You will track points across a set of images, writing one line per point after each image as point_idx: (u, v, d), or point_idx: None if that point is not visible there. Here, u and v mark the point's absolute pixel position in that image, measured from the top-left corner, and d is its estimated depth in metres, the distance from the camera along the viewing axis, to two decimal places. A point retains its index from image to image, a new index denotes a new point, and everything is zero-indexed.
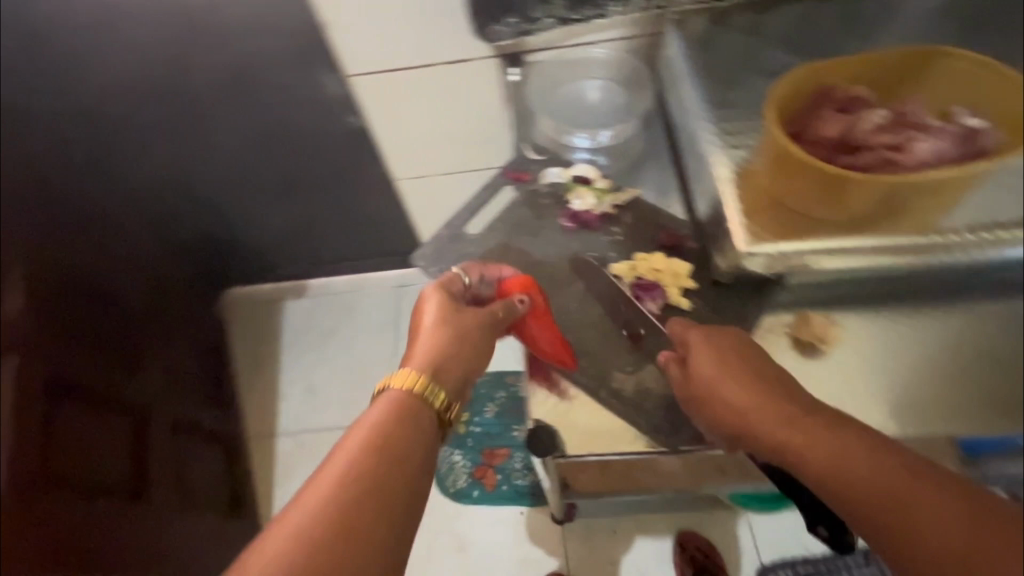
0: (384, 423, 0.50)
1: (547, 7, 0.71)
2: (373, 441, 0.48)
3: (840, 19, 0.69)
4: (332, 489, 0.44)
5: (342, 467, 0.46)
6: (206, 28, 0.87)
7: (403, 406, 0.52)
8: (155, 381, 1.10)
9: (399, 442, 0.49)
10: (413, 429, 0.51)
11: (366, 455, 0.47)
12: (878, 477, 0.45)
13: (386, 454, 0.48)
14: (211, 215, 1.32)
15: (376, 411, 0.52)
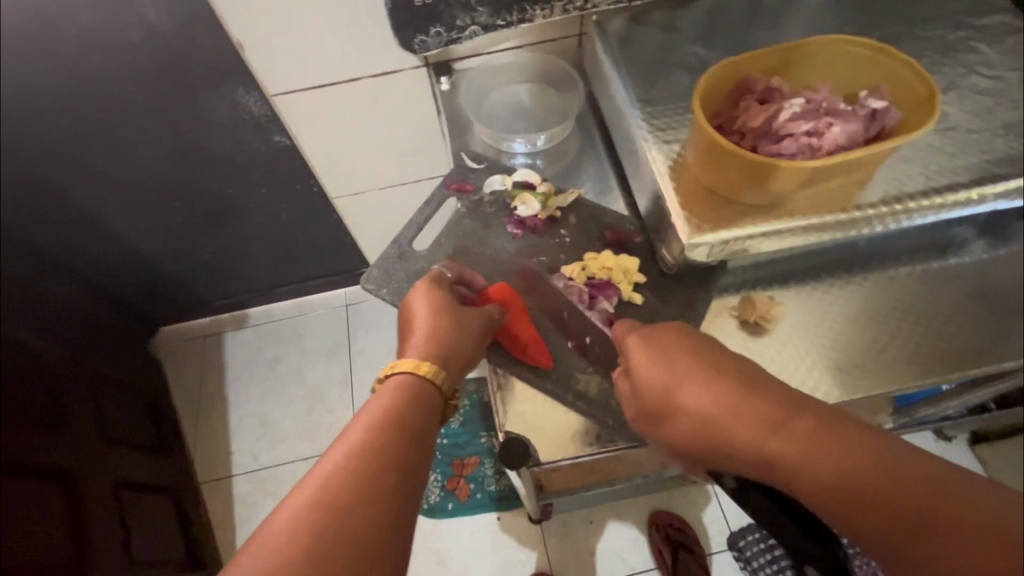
0: (377, 422, 0.46)
1: (472, 14, 0.68)
2: (366, 441, 0.44)
3: (743, 16, 0.74)
4: (318, 496, 0.40)
5: (330, 472, 0.42)
6: (106, 52, 0.82)
7: (414, 391, 0.50)
8: (85, 432, 1.02)
9: (393, 441, 0.45)
10: (411, 426, 0.47)
11: (357, 457, 0.43)
12: (871, 483, 0.39)
13: (379, 456, 0.43)
14: (130, 251, 1.24)
15: (380, 401, 0.49)
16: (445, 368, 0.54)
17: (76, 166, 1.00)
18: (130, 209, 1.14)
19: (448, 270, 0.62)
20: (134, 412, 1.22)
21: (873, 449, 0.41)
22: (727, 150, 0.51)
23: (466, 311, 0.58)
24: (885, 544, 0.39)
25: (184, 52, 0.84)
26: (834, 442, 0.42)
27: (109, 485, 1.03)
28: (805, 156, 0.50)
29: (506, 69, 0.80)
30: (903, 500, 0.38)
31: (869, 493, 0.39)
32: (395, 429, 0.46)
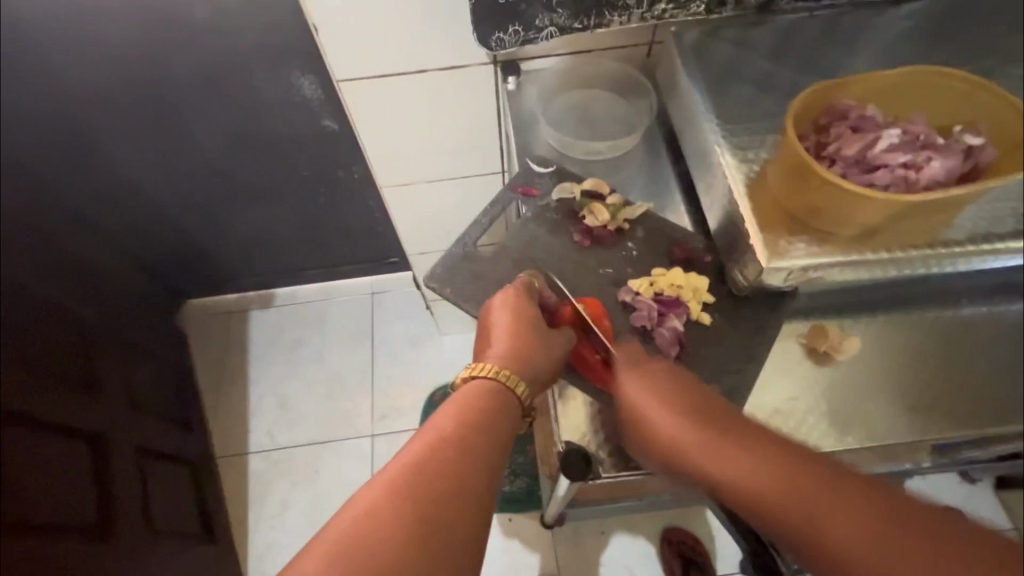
0: (460, 422, 0.50)
1: (552, 15, 0.68)
2: (451, 438, 0.49)
3: (822, 38, 0.73)
4: (407, 482, 0.45)
5: (419, 462, 0.47)
6: (174, 25, 0.84)
7: (494, 401, 0.53)
8: (114, 399, 1.03)
9: (473, 443, 0.49)
10: (489, 431, 0.51)
11: (441, 453, 0.48)
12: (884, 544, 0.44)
13: (461, 455, 0.48)
14: (169, 222, 1.26)
15: (463, 407, 0.52)
16: (527, 379, 0.55)
17: (126, 131, 1.01)
18: (170, 182, 1.15)
19: (535, 279, 0.61)
20: (161, 381, 1.23)
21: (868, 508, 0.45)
22: (818, 176, 0.50)
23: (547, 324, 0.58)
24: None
25: (248, 29, 0.85)
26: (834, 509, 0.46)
27: (134, 453, 1.05)
28: (900, 188, 0.49)
29: (577, 70, 0.78)
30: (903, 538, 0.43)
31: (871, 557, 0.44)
32: (476, 432, 0.50)
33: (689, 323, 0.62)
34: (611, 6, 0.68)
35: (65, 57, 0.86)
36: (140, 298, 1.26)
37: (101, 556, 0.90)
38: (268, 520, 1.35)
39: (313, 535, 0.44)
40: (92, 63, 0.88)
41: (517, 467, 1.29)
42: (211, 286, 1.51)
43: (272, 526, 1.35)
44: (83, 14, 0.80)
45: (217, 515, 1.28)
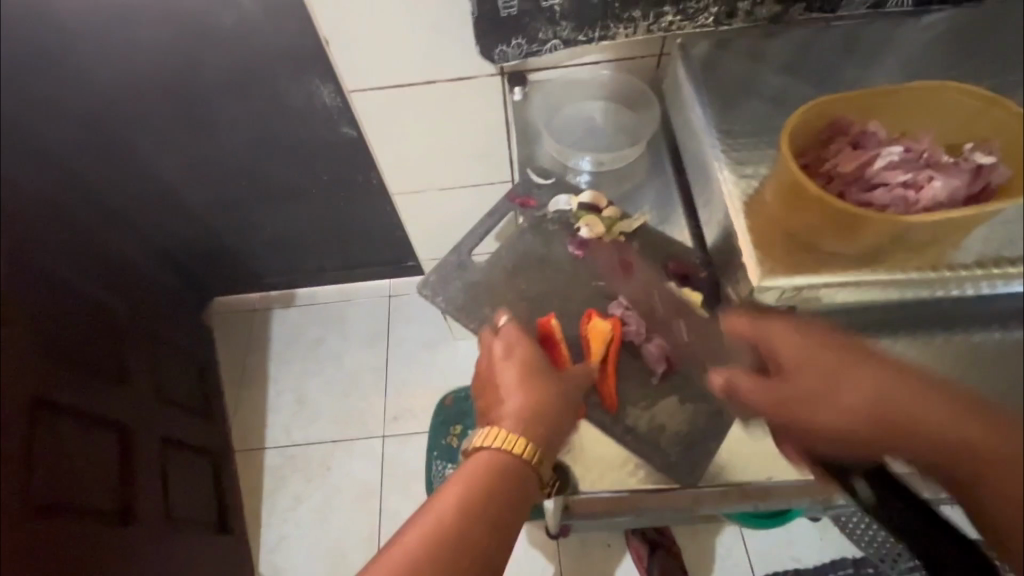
0: (462, 509, 0.45)
1: (555, 28, 0.68)
2: (452, 526, 0.44)
3: (838, 50, 0.71)
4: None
5: (411, 562, 0.42)
6: (200, 35, 0.88)
7: (503, 473, 0.48)
8: (141, 391, 1.08)
9: (475, 537, 0.44)
10: (496, 519, 0.45)
11: (438, 551, 0.42)
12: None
13: (459, 553, 0.43)
14: (198, 222, 1.31)
15: (470, 484, 0.47)
16: (541, 443, 0.50)
17: (158, 135, 1.07)
18: (199, 183, 1.20)
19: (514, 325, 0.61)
20: (185, 375, 1.28)
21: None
22: (807, 195, 0.49)
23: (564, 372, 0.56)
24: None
25: (270, 38, 0.88)
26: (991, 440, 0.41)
27: (156, 444, 1.09)
28: (900, 208, 0.47)
29: (582, 82, 0.78)
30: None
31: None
32: (483, 524, 0.45)
33: (680, 339, 0.62)
34: (615, 18, 0.68)
35: (101, 65, 0.91)
36: (168, 294, 1.32)
37: (123, 542, 0.94)
38: (282, 513, 1.39)
39: None
40: (126, 71, 0.93)
41: None
42: (236, 284, 1.56)
43: (285, 520, 1.39)
44: (118, 25, 0.85)
45: (233, 507, 1.33)
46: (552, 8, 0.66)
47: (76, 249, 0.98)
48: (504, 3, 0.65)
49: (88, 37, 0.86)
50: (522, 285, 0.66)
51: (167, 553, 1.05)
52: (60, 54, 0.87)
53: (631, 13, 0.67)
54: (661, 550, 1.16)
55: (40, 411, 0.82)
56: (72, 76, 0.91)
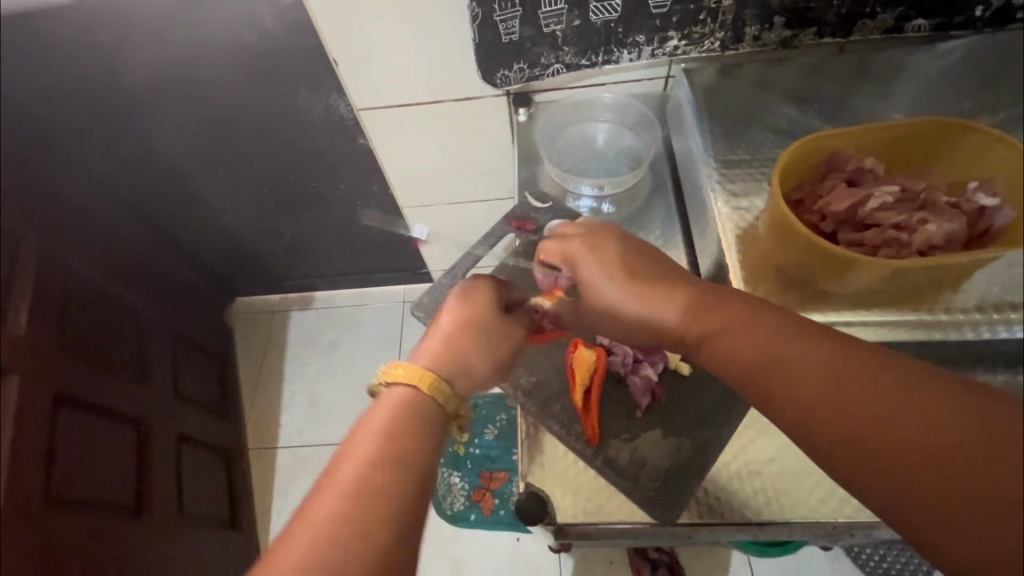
0: (373, 459, 0.38)
1: (558, 53, 0.70)
2: (358, 490, 0.37)
3: (846, 77, 0.70)
4: (306, 571, 0.33)
5: (318, 543, 0.34)
6: (223, 50, 0.91)
7: (416, 418, 0.42)
8: (159, 390, 1.12)
9: (390, 484, 0.37)
10: (412, 461, 0.39)
11: (348, 513, 0.35)
12: (959, 493, 0.30)
13: (376, 507, 0.36)
14: (219, 227, 1.35)
15: (372, 437, 0.40)
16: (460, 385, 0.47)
17: (183, 144, 1.10)
18: (219, 189, 1.23)
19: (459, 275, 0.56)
20: (203, 374, 1.32)
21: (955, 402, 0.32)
22: (798, 233, 0.49)
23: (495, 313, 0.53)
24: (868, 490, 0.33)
25: (288, 55, 0.91)
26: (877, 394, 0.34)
27: (172, 441, 1.12)
28: (890, 252, 0.47)
29: (585, 104, 0.78)
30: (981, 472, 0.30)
31: (903, 483, 0.32)
32: (392, 478, 0.38)
33: (667, 371, 0.61)
34: (618, 43, 0.69)
35: (129, 78, 0.94)
36: (189, 294, 1.36)
37: (138, 536, 0.97)
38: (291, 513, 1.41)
39: None
40: (152, 83, 0.96)
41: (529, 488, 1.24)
42: (256, 286, 1.60)
43: None
44: (144, 41, 0.89)
45: (244, 505, 1.36)
46: (554, 34, 0.68)
47: (92, 250, 1.02)
48: (506, 29, 0.67)
49: (120, 52, 0.89)
50: None
51: (179, 548, 1.08)
52: (93, 70, 0.91)
53: (634, 38, 0.69)
54: (663, 570, 1.15)
55: (61, 408, 0.86)
56: (102, 87, 0.95)
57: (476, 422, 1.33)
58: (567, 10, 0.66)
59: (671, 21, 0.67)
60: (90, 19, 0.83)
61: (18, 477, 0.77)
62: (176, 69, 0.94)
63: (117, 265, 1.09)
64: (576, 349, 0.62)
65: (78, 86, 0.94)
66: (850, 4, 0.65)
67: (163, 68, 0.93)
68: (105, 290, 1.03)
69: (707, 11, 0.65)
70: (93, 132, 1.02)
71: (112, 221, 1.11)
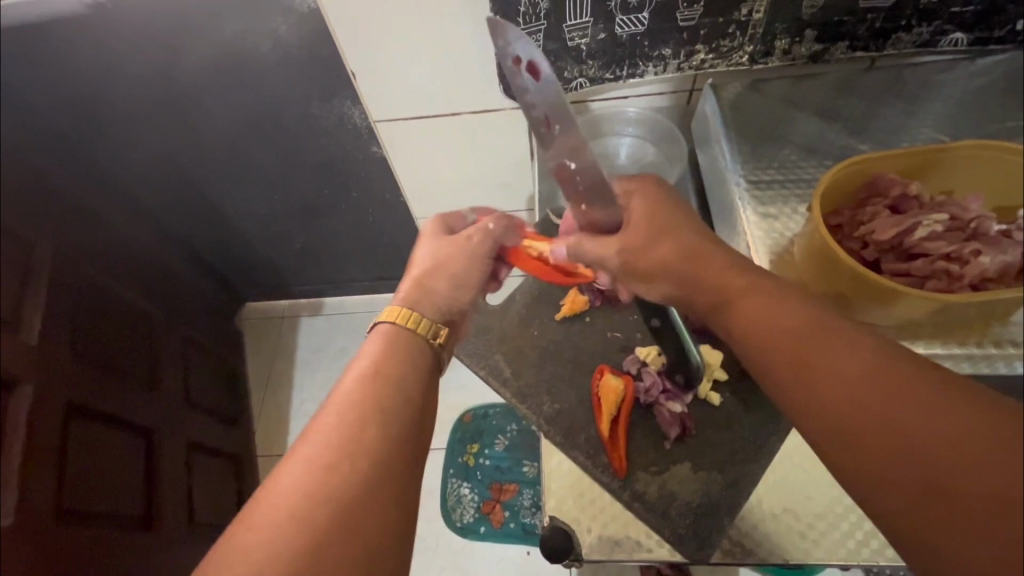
0: (369, 374, 0.43)
1: (581, 67, 0.69)
2: (358, 396, 0.42)
3: (880, 93, 0.67)
4: (315, 473, 0.38)
5: (326, 441, 0.39)
6: (235, 56, 0.89)
7: (400, 345, 0.46)
8: (169, 398, 1.11)
9: (384, 403, 0.42)
10: (403, 383, 0.44)
11: (346, 427, 0.40)
12: (929, 486, 0.33)
13: (380, 423, 0.40)
14: (229, 232, 1.33)
15: (367, 355, 0.45)
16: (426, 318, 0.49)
17: (192, 151, 1.09)
18: (229, 194, 1.20)
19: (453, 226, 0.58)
20: (212, 380, 1.31)
21: (977, 422, 0.32)
22: (841, 261, 0.48)
23: (473, 257, 0.54)
24: (863, 468, 0.36)
25: (302, 63, 0.89)
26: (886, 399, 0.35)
27: (182, 447, 1.11)
28: (940, 283, 0.47)
29: (608, 117, 0.76)
30: (975, 495, 0.31)
31: (909, 500, 0.34)
32: (387, 392, 0.42)
33: (694, 399, 0.59)
34: (644, 57, 0.67)
35: (138, 85, 0.93)
36: (199, 300, 1.34)
37: (145, 548, 0.95)
38: None
39: (222, 536, 0.37)
40: (163, 90, 0.95)
41: (540, 499, 1.22)
42: (266, 292, 1.59)
43: None
44: (156, 47, 0.87)
45: None
46: (579, 47, 0.67)
47: (102, 256, 1.01)
48: (530, 43, 0.66)
49: (130, 59, 0.88)
50: (536, 334, 0.65)
51: (188, 557, 1.06)
52: (106, 75, 0.90)
53: (660, 51, 0.67)
54: None
55: (72, 417, 0.85)
56: (113, 92, 0.93)
57: (486, 433, 1.30)
58: (593, 23, 0.64)
59: (699, 35, 0.65)
60: (103, 25, 0.82)
61: (30, 488, 0.76)
62: (186, 75, 0.92)
63: (126, 269, 1.07)
64: (601, 375, 0.61)
65: (91, 93, 0.93)
66: (884, 18, 0.62)
67: (172, 74, 0.92)
68: (116, 297, 1.02)
69: (735, 24, 0.63)
70: (107, 137, 1.01)
71: (125, 227, 1.10)
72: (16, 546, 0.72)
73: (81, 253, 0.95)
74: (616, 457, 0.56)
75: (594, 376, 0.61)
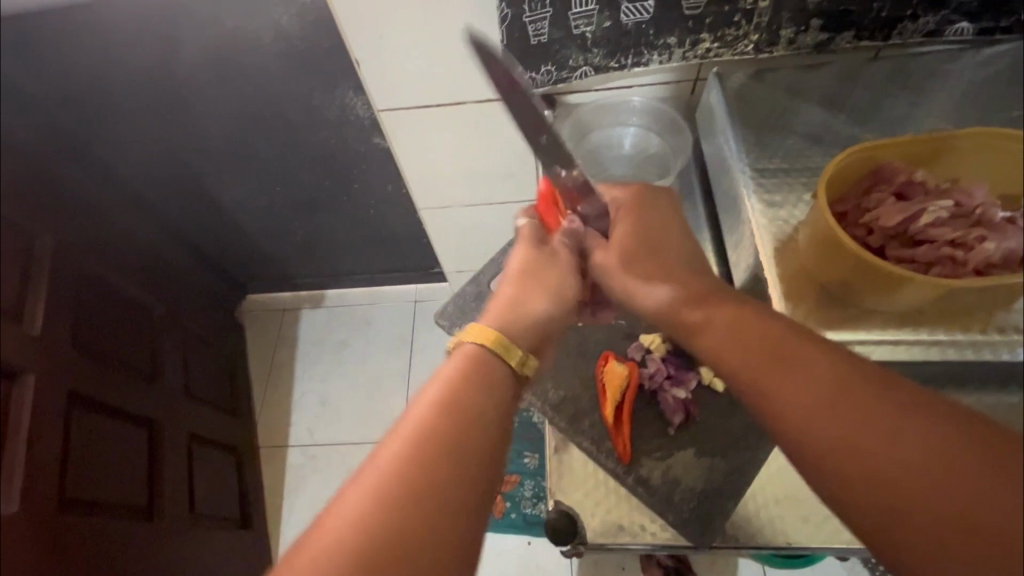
0: (446, 408, 0.39)
1: (586, 55, 0.69)
2: (432, 436, 0.37)
3: (883, 83, 0.67)
4: (379, 516, 0.34)
5: (391, 483, 0.35)
6: (237, 46, 0.88)
7: (483, 375, 0.42)
8: (171, 389, 1.11)
9: (457, 445, 0.37)
10: (480, 422, 0.39)
11: (418, 465, 0.36)
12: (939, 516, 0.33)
13: (452, 471, 0.36)
14: (230, 224, 1.33)
15: (445, 383, 0.40)
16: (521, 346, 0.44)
17: (194, 142, 1.08)
18: (231, 185, 1.20)
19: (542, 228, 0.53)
20: (213, 372, 1.31)
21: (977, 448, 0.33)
22: (846, 247, 0.48)
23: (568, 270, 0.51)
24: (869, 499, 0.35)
25: (303, 54, 0.89)
26: (880, 417, 0.35)
27: (184, 439, 1.12)
28: (944, 269, 0.47)
29: (612, 106, 0.76)
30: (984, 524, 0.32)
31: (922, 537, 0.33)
32: (462, 434, 0.38)
33: (697, 386, 0.60)
34: (649, 45, 0.67)
35: (140, 75, 0.92)
36: (200, 292, 1.35)
37: (148, 538, 0.96)
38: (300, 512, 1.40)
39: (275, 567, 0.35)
40: (164, 80, 0.94)
41: (541, 490, 1.22)
42: (267, 284, 1.59)
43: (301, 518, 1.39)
44: (157, 37, 0.87)
45: (254, 505, 1.35)
46: (583, 35, 0.66)
47: (104, 247, 1.01)
48: (535, 31, 0.66)
49: (132, 49, 0.88)
50: None
51: (190, 548, 1.07)
52: (107, 65, 0.90)
53: (665, 40, 0.66)
54: None
55: (75, 407, 0.86)
56: (115, 82, 0.93)
57: None
58: (598, 11, 0.64)
59: (704, 23, 0.64)
60: (104, 14, 0.82)
61: (34, 477, 0.76)
62: (188, 65, 0.92)
63: (128, 261, 1.07)
64: (604, 361, 0.61)
65: (92, 83, 0.92)
66: (890, 8, 0.62)
67: (173, 65, 0.92)
68: (118, 288, 1.02)
69: (741, 12, 0.63)
70: (108, 128, 1.01)
71: (127, 218, 1.10)
72: (19, 535, 0.73)
73: (84, 244, 0.95)
74: (619, 442, 0.57)
75: (597, 363, 0.62)
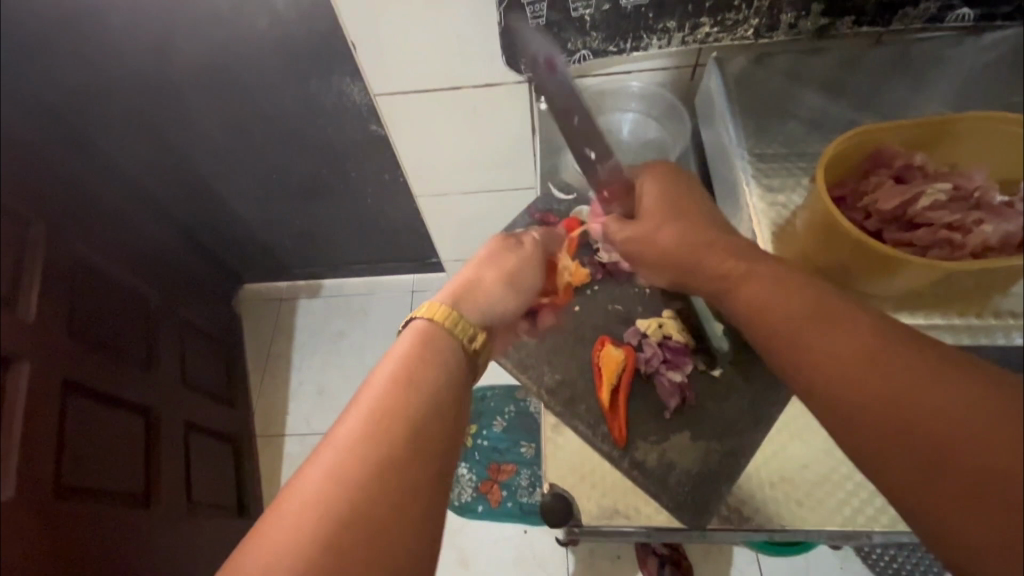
0: (398, 373, 0.42)
1: (585, 38, 0.68)
2: (386, 399, 0.40)
3: (884, 68, 0.66)
4: (339, 476, 0.36)
5: (350, 444, 0.38)
6: (232, 31, 0.87)
7: (433, 344, 0.46)
8: (167, 378, 1.11)
9: (411, 407, 0.40)
10: (431, 384, 0.42)
11: (376, 427, 0.39)
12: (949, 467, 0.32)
13: (407, 429, 0.39)
14: (226, 213, 1.32)
15: (398, 355, 0.44)
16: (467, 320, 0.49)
17: (188, 130, 1.07)
18: (226, 174, 1.19)
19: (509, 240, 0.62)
20: (209, 361, 1.31)
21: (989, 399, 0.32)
22: (845, 232, 0.49)
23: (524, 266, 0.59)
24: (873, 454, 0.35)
25: (299, 39, 0.88)
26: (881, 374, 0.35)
27: (180, 427, 1.11)
28: (941, 252, 0.47)
29: (611, 92, 0.75)
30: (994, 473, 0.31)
31: (931, 488, 0.33)
32: (415, 395, 0.41)
33: (694, 371, 0.60)
34: (648, 29, 0.67)
35: (133, 60, 0.91)
36: (196, 281, 1.34)
37: (144, 526, 0.96)
38: None
39: (242, 540, 0.36)
40: (158, 65, 0.93)
41: (537, 479, 1.23)
42: (264, 274, 1.58)
43: None
44: (151, 22, 0.86)
45: (251, 494, 1.35)
46: (582, 18, 0.66)
47: (98, 234, 1.00)
48: (533, 13, 0.65)
49: (125, 34, 0.87)
50: None
51: (187, 535, 1.07)
52: (100, 49, 0.89)
53: (665, 24, 0.66)
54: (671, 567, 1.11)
55: (70, 394, 0.85)
56: (108, 67, 0.92)
57: (484, 415, 1.30)
58: None
59: (704, 7, 0.64)
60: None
61: (29, 462, 0.76)
62: (182, 50, 0.91)
63: (122, 248, 1.07)
64: (602, 346, 0.61)
65: (84, 68, 0.91)
66: None
67: (167, 50, 0.91)
68: (112, 276, 1.01)
69: None
70: (100, 114, 1.00)
71: (121, 206, 1.09)
72: (15, 519, 0.73)
73: (77, 231, 0.94)
74: (616, 427, 0.57)
75: (595, 348, 0.62)
